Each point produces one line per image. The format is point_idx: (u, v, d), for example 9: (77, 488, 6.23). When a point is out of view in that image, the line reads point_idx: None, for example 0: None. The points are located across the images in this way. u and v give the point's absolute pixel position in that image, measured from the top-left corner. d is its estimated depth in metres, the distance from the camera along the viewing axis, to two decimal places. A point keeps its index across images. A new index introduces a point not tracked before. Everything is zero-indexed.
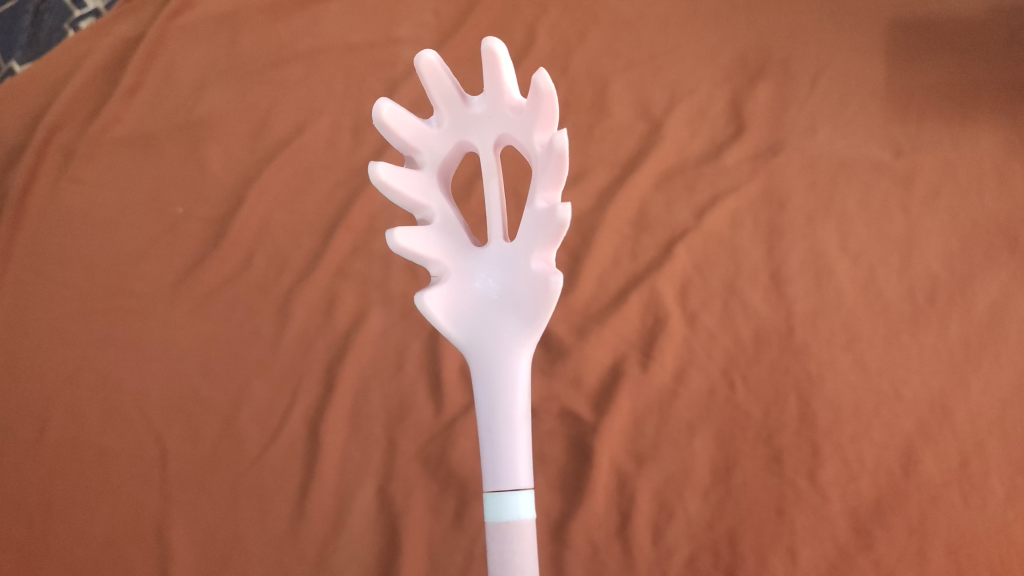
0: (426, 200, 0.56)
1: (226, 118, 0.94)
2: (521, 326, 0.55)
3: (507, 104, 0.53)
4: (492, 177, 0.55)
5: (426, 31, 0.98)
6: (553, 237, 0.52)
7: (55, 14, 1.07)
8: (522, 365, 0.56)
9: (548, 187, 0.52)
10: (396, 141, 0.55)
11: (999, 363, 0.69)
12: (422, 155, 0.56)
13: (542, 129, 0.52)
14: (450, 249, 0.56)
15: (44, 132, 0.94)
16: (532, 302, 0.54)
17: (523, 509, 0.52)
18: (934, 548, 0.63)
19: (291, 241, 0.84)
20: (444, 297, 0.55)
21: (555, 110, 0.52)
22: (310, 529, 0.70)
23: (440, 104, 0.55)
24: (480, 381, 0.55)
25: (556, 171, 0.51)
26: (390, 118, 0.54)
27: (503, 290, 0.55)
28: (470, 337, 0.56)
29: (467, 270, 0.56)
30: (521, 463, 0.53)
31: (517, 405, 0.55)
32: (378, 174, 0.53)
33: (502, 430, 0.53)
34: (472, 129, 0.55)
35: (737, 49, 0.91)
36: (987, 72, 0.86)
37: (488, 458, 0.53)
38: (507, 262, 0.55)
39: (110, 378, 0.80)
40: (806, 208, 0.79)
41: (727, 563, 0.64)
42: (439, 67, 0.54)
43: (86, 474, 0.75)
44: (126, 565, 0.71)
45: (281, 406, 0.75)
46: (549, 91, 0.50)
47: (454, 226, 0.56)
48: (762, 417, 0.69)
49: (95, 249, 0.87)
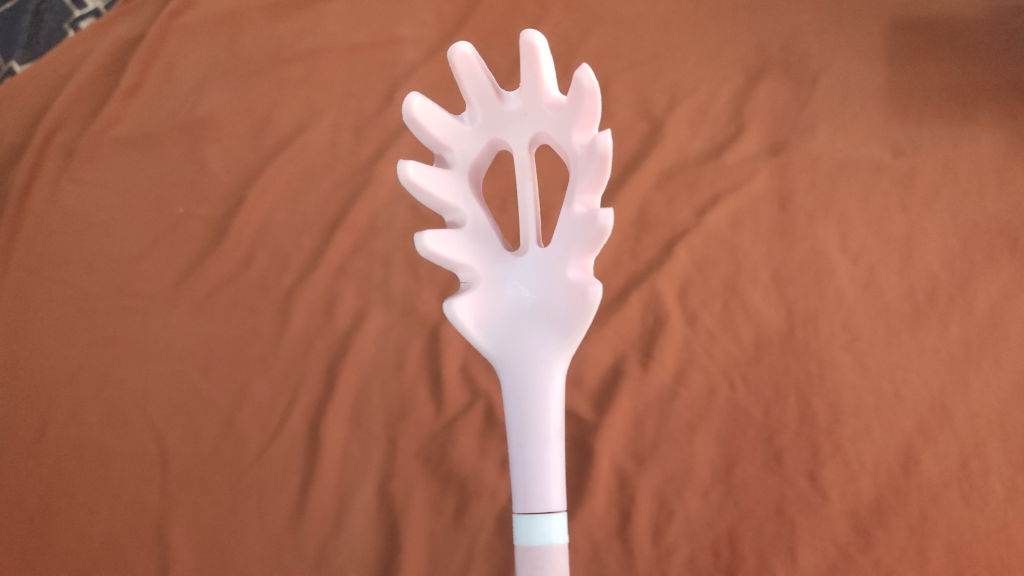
0: (457, 202, 0.56)
1: (228, 117, 0.94)
2: (556, 338, 0.55)
3: (546, 102, 0.53)
4: (528, 181, 0.55)
5: (427, 31, 0.98)
6: (591, 245, 0.52)
7: (55, 14, 1.07)
8: (556, 379, 0.55)
9: (587, 192, 0.52)
10: (427, 138, 0.56)
11: (997, 363, 0.69)
12: (454, 153, 0.56)
13: (581, 129, 0.52)
14: (482, 255, 0.56)
15: (45, 131, 0.94)
16: (567, 312, 0.54)
17: (556, 531, 0.52)
18: (933, 547, 0.63)
19: (292, 240, 0.84)
20: (474, 305, 0.55)
21: (596, 109, 0.51)
22: (310, 528, 0.70)
23: (474, 101, 0.55)
24: (511, 395, 0.55)
25: (597, 174, 0.51)
26: (421, 113, 0.54)
27: (537, 299, 0.55)
28: (501, 348, 0.56)
29: (499, 278, 0.56)
30: (554, 481, 0.53)
31: (550, 421, 0.54)
32: (409, 173, 0.52)
33: (535, 448, 0.53)
34: (507, 127, 0.55)
35: (737, 49, 0.91)
36: (986, 72, 0.86)
37: (520, 477, 0.53)
38: (542, 270, 0.55)
39: (111, 377, 0.80)
40: (806, 209, 0.79)
41: (727, 563, 0.64)
42: (474, 61, 0.54)
43: (88, 473, 0.75)
44: (126, 563, 0.71)
45: (282, 405, 0.75)
46: (591, 89, 0.50)
47: (486, 230, 0.56)
48: (762, 416, 0.69)
49: (97, 248, 0.87)
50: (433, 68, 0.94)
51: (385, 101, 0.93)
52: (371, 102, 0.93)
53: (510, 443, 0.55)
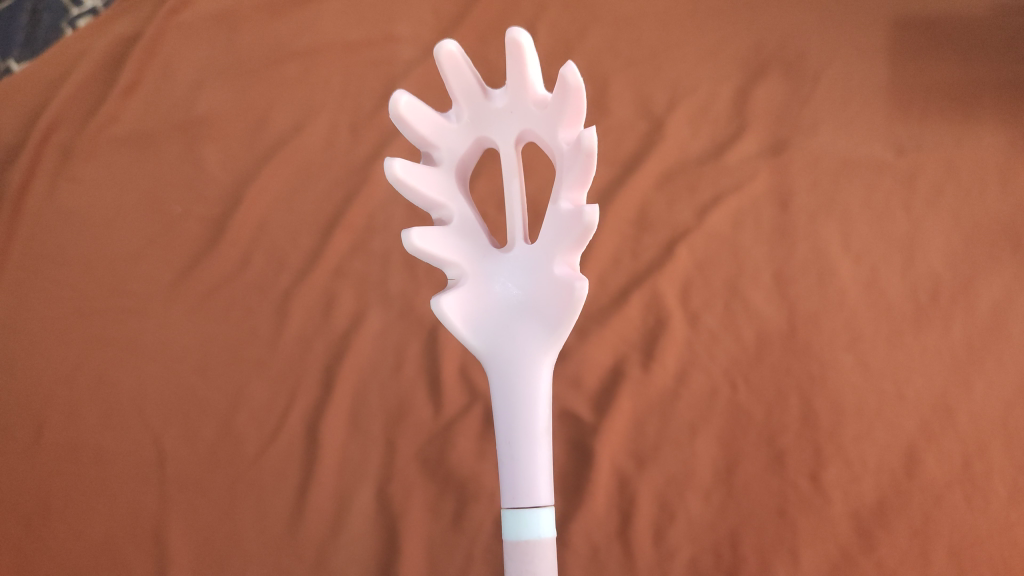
0: (444, 199, 0.55)
1: (226, 117, 0.94)
2: (543, 334, 0.54)
3: (532, 99, 0.53)
4: (514, 177, 0.55)
5: (425, 29, 0.97)
6: (578, 241, 0.51)
7: (53, 12, 1.05)
8: (544, 375, 0.55)
9: (573, 188, 0.51)
10: (413, 135, 0.55)
11: (1000, 363, 0.69)
12: (440, 151, 0.56)
13: (567, 126, 0.52)
14: (469, 252, 0.55)
15: (43, 131, 0.94)
16: (554, 309, 0.53)
17: (544, 527, 0.51)
18: (937, 549, 0.62)
19: (290, 240, 0.84)
20: (461, 301, 0.55)
21: (582, 106, 0.51)
22: (309, 529, 0.69)
23: (460, 99, 0.55)
24: (499, 391, 0.55)
25: (583, 170, 0.50)
26: (408, 111, 0.53)
27: (524, 295, 0.54)
28: (488, 344, 0.55)
29: (487, 274, 0.55)
30: (542, 477, 0.52)
31: (538, 418, 0.54)
32: (396, 170, 0.52)
33: (522, 444, 0.53)
34: (493, 124, 0.54)
35: (738, 48, 0.90)
36: (988, 70, 0.86)
37: (507, 473, 0.53)
38: (529, 266, 0.54)
39: (107, 378, 0.79)
40: (808, 208, 0.78)
41: (729, 564, 0.63)
42: (460, 59, 0.53)
43: (85, 475, 0.74)
44: (124, 565, 0.70)
45: (279, 406, 0.75)
46: (576, 86, 0.49)
47: (472, 227, 0.56)
48: (763, 417, 0.68)
49: (94, 247, 0.87)
50: (431, 67, 0.94)
51: (383, 100, 0.92)
52: (369, 101, 0.92)
53: (498, 440, 0.54)
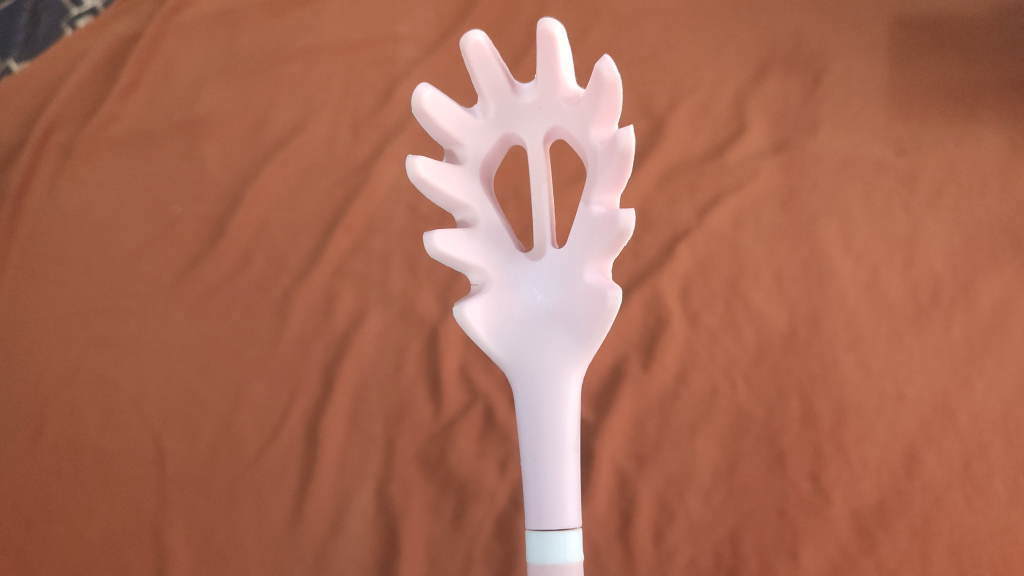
0: (469, 201, 0.53)
1: (226, 117, 0.94)
2: (572, 346, 0.51)
3: (563, 95, 0.50)
4: (542, 181, 0.52)
5: (425, 29, 0.97)
6: (611, 246, 0.48)
7: (53, 12, 1.05)
8: (572, 387, 0.52)
9: (606, 190, 0.49)
10: (437, 131, 0.52)
11: (1001, 364, 0.69)
12: (465, 148, 0.53)
13: (601, 124, 0.49)
14: (494, 257, 0.53)
15: (43, 130, 0.94)
16: (585, 319, 0.50)
17: (571, 550, 0.49)
18: (936, 549, 0.62)
19: (290, 240, 0.84)
20: (486, 309, 0.53)
21: (617, 103, 0.48)
22: (308, 528, 0.69)
23: (486, 93, 0.51)
24: (524, 405, 0.52)
25: (617, 172, 0.48)
26: (432, 107, 0.50)
27: (551, 303, 0.52)
28: (512, 355, 0.53)
29: (512, 281, 0.53)
30: (569, 497, 0.50)
31: (566, 433, 0.51)
32: (418, 170, 0.49)
33: (549, 461, 0.50)
34: (520, 121, 0.51)
35: (739, 48, 0.90)
36: (989, 71, 0.86)
37: (533, 491, 0.50)
38: (557, 273, 0.52)
39: (108, 379, 0.79)
40: (808, 208, 0.79)
41: (729, 564, 0.63)
42: (487, 50, 0.50)
43: (85, 475, 0.74)
44: (123, 565, 0.70)
45: (279, 406, 0.75)
46: (613, 81, 0.47)
47: (499, 231, 0.54)
48: (764, 417, 0.68)
49: (94, 247, 0.87)
50: (432, 66, 0.94)
51: (384, 101, 0.92)
52: (370, 102, 0.92)
53: (523, 455, 0.52)
